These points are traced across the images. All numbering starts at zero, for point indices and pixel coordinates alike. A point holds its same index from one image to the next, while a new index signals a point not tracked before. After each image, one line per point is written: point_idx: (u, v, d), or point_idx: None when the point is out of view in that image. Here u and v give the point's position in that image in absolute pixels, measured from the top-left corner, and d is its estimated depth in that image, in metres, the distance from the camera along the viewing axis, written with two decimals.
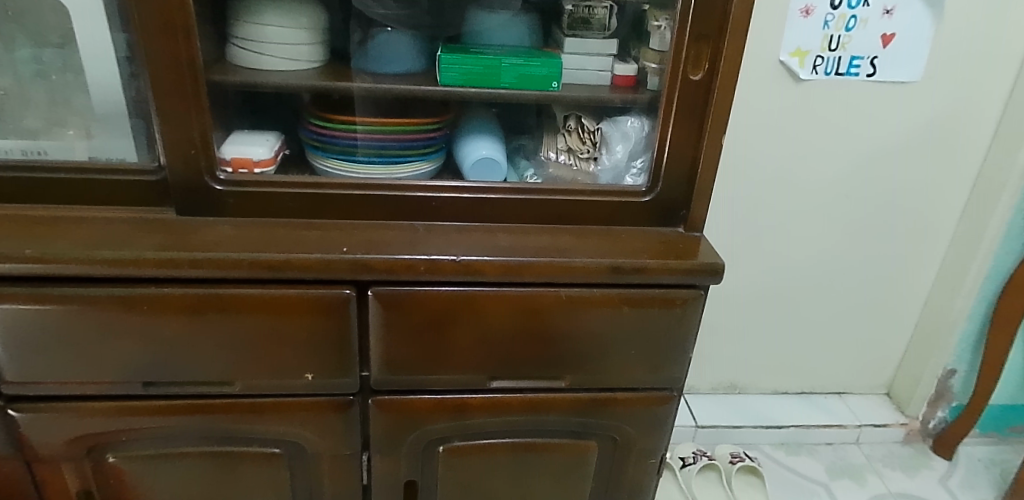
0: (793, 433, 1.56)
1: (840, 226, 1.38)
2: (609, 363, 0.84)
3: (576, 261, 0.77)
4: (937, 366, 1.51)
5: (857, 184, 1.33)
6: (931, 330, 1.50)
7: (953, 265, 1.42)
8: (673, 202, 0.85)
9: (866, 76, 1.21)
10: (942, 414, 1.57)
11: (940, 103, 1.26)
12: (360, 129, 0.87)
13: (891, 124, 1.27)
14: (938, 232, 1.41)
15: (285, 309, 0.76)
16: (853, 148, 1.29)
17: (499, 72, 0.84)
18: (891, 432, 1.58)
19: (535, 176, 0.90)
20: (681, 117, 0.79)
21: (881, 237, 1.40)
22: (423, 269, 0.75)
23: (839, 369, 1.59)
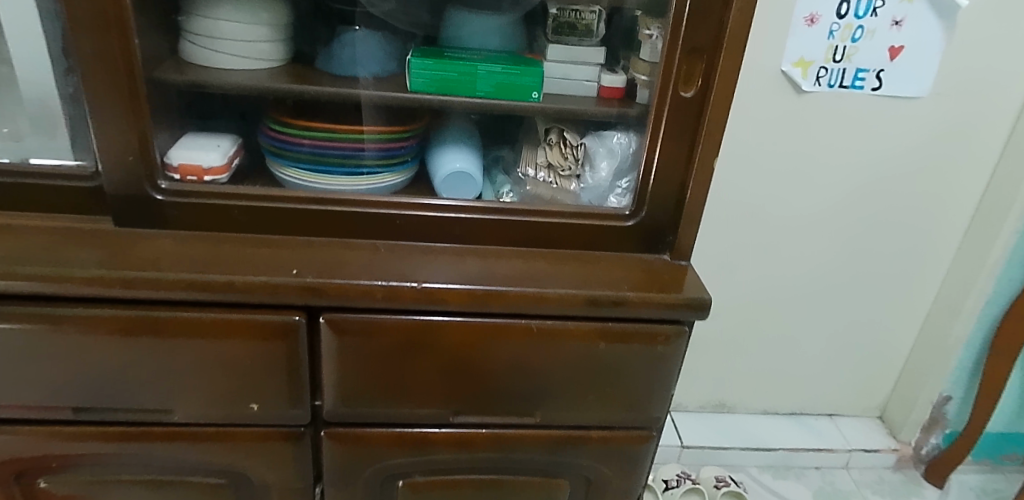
0: (781, 456, 1.50)
1: (838, 246, 1.32)
2: (584, 399, 0.78)
3: (549, 292, 0.71)
4: (931, 393, 1.45)
5: (857, 203, 1.27)
6: (927, 355, 1.44)
7: (953, 289, 1.36)
8: (658, 227, 0.78)
9: (871, 89, 1.15)
10: (935, 441, 1.51)
11: (947, 120, 1.19)
12: (368, 138, 0.81)
13: (895, 142, 1.21)
14: (939, 255, 1.35)
15: (228, 334, 0.69)
16: (853, 165, 1.23)
17: (474, 79, 0.77)
18: (881, 457, 1.52)
19: (511, 194, 0.83)
20: (670, 136, 0.73)
21: (880, 258, 1.34)
22: (381, 296, 0.69)
23: (830, 390, 1.53)
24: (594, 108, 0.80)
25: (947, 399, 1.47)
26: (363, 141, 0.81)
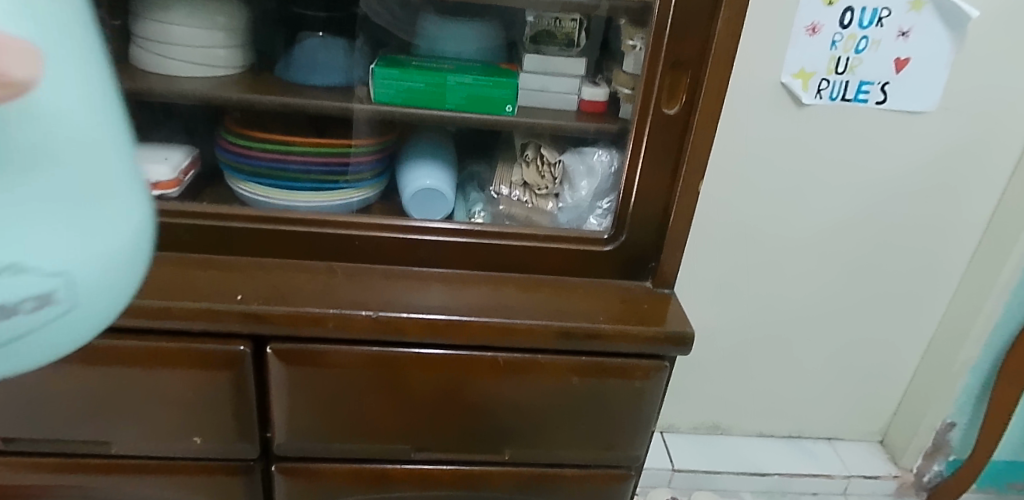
0: (776, 482, 1.44)
1: (838, 265, 1.26)
2: (556, 437, 0.72)
3: (517, 323, 0.65)
4: (934, 419, 1.39)
5: (859, 221, 1.21)
6: (931, 380, 1.38)
7: (959, 311, 1.30)
8: (640, 253, 0.72)
9: (875, 103, 1.09)
10: (938, 467, 1.44)
11: (955, 136, 1.13)
12: (354, 152, 0.77)
13: (899, 158, 1.15)
14: (944, 277, 1.29)
15: (167, 363, 0.64)
16: (856, 181, 1.17)
17: (444, 91, 0.72)
18: (882, 484, 1.46)
19: (483, 214, 0.78)
20: (652, 155, 0.67)
21: (881, 278, 1.28)
22: (333, 325, 0.63)
23: (828, 414, 1.47)
24: (572, 123, 0.75)
25: (952, 425, 1.40)
26: (349, 155, 0.77)
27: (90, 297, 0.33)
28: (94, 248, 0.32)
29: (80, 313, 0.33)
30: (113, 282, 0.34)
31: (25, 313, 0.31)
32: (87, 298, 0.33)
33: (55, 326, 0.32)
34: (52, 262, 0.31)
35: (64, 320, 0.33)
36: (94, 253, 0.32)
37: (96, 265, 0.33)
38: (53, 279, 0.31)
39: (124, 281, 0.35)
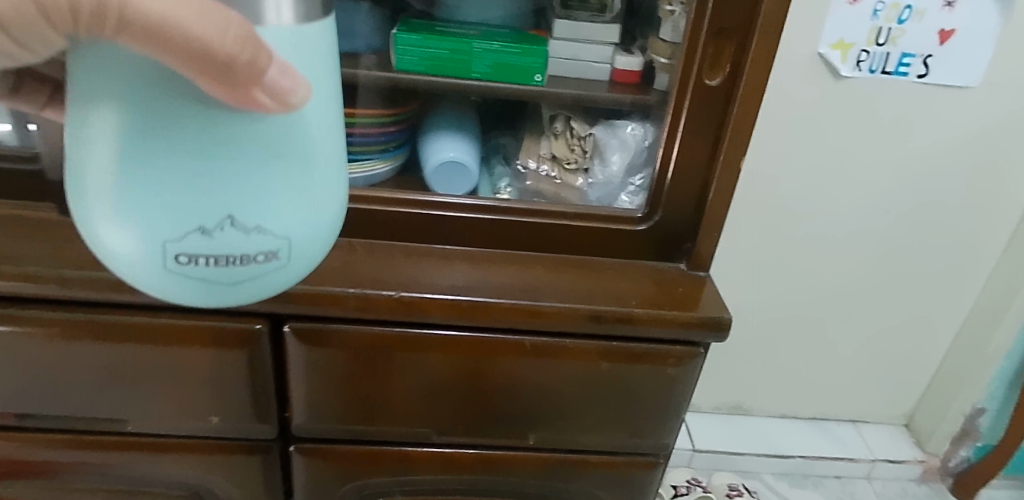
0: (798, 464, 1.42)
1: (871, 246, 1.22)
2: (584, 422, 0.69)
3: (546, 305, 0.62)
4: (964, 403, 1.36)
5: (894, 200, 1.16)
6: (962, 364, 1.34)
7: (995, 295, 1.26)
8: (674, 233, 0.69)
9: (916, 76, 1.03)
10: (964, 454, 1.41)
11: (999, 113, 1.08)
12: (359, 123, 0.71)
13: (940, 135, 1.10)
14: (980, 260, 1.24)
15: (181, 342, 0.61)
16: (893, 159, 1.12)
17: (470, 59, 0.67)
18: (905, 468, 1.43)
19: (509, 190, 0.75)
20: (691, 131, 0.63)
21: (914, 260, 1.24)
22: (353, 305, 0.60)
23: (854, 397, 1.44)
24: (604, 94, 0.70)
25: (981, 410, 1.37)
26: (355, 126, 0.71)
27: (300, 259, 0.40)
28: (308, 218, 0.39)
29: (294, 271, 0.40)
30: (316, 245, 0.40)
31: (255, 263, 0.38)
32: (299, 260, 0.40)
33: (273, 277, 0.39)
34: (281, 226, 0.38)
35: (285, 271, 0.40)
36: (309, 223, 0.39)
37: (310, 232, 0.39)
38: (278, 240, 0.38)
39: (323, 246, 0.41)
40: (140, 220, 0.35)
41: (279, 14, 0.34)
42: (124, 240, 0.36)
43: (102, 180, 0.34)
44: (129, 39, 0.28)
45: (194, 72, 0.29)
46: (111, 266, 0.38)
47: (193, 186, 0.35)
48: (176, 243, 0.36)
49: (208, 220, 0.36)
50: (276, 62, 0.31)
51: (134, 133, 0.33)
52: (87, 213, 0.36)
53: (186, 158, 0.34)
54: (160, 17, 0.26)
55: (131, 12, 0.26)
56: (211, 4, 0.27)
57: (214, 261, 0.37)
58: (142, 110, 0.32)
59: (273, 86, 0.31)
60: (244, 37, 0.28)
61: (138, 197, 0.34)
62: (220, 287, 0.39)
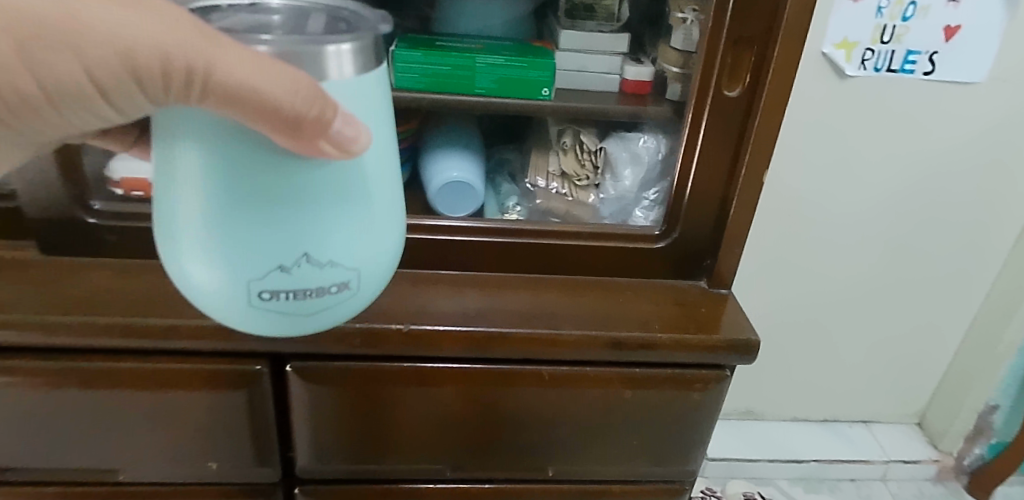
0: (812, 468, 1.39)
1: (880, 248, 1.18)
2: (605, 450, 0.66)
3: (564, 333, 0.58)
4: (977, 401, 1.34)
5: (903, 201, 1.13)
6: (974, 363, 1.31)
7: (1007, 293, 1.23)
8: (694, 250, 0.65)
9: (922, 74, 1.00)
10: (979, 451, 1.39)
11: (1005, 109, 1.05)
12: None
13: (949, 132, 1.07)
14: (992, 258, 1.21)
15: (175, 387, 0.57)
16: (901, 160, 1.09)
17: (473, 74, 0.64)
18: (922, 468, 1.41)
19: (519, 208, 0.71)
20: (710, 144, 0.60)
21: (924, 261, 1.20)
22: (359, 342, 0.57)
23: (866, 399, 1.40)
24: (614, 106, 0.67)
25: (993, 407, 1.35)
26: None
27: (372, 286, 0.42)
28: (378, 250, 0.40)
29: (366, 297, 0.42)
30: (384, 271, 0.42)
31: (331, 294, 0.40)
32: (368, 287, 0.41)
33: (347, 304, 0.41)
34: (352, 259, 0.39)
35: (355, 298, 0.41)
36: (377, 254, 0.40)
37: (377, 261, 0.41)
38: (350, 272, 0.39)
39: (389, 272, 0.43)
40: (223, 261, 0.37)
41: (338, 66, 0.33)
42: (208, 279, 0.38)
43: (191, 227, 0.36)
44: (212, 102, 0.30)
45: (265, 127, 0.31)
46: (197, 302, 0.40)
47: (272, 229, 0.36)
48: (259, 281, 0.38)
49: (287, 260, 0.37)
50: (340, 115, 0.32)
51: (220, 185, 0.34)
52: (174, 255, 0.38)
53: (266, 205, 0.35)
54: (238, 81, 0.29)
55: (213, 79, 0.29)
56: (282, 66, 0.29)
57: (294, 296, 0.39)
58: (227, 162, 0.34)
59: (338, 136, 0.32)
60: (311, 93, 0.30)
61: (225, 242, 0.36)
62: (298, 317, 0.41)
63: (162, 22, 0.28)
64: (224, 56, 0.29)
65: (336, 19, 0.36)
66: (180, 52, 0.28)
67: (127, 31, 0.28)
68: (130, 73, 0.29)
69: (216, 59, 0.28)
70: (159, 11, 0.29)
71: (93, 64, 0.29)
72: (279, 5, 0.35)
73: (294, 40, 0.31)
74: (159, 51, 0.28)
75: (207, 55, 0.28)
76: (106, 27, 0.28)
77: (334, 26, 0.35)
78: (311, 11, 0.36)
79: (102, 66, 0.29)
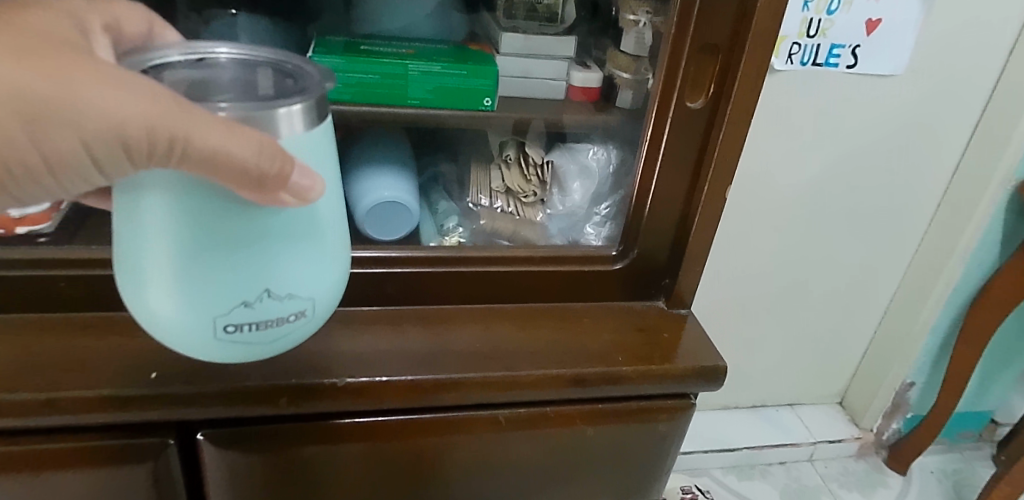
0: (742, 455, 1.34)
1: (796, 238, 1.09)
2: (561, 488, 0.60)
3: (522, 375, 0.52)
4: (895, 380, 1.29)
5: (820, 191, 1.05)
6: (887, 346, 1.27)
7: (916, 280, 1.19)
8: (651, 270, 0.61)
9: (845, 68, 0.92)
10: (896, 426, 1.37)
11: (922, 96, 0.98)
12: None
13: (869, 115, 0.98)
14: (907, 236, 1.15)
15: (52, 473, 0.46)
16: (820, 150, 1.00)
17: (406, 83, 0.57)
18: (845, 446, 1.38)
19: (460, 230, 0.65)
20: (671, 160, 0.56)
21: (839, 250, 1.13)
22: (286, 402, 0.48)
23: (786, 382, 1.33)
24: (582, 118, 0.63)
25: (909, 385, 1.32)
26: None
27: (326, 310, 0.40)
28: (334, 279, 0.39)
29: (321, 322, 0.40)
30: (338, 294, 0.41)
31: (291, 324, 0.38)
32: (324, 312, 0.40)
33: (305, 330, 0.40)
34: (312, 288, 0.38)
35: (312, 325, 0.40)
36: (334, 279, 0.39)
37: (334, 286, 0.39)
38: (309, 301, 0.38)
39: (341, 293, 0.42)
40: (185, 296, 0.35)
41: (290, 125, 0.33)
42: (169, 316, 0.35)
43: (153, 261, 0.34)
44: (188, 167, 0.29)
45: (230, 183, 0.30)
46: (157, 335, 0.37)
47: (236, 262, 0.34)
48: (223, 315, 0.36)
49: (251, 294, 0.36)
50: (297, 166, 0.32)
51: (186, 220, 0.32)
52: (133, 285, 0.35)
53: (230, 241, 0.33)
54: (212, 149, 0.28)
55: (191, 149, 0.28)
56: (245, 129, 0.29)
57: (258, 327, 0.37)
58: (195, 195, 0.32)
59: (297, 187, 0.32)
60: (270, 150, 0.30)
61: (190, 276, 0.34)
62: (258, 349, 0.39)
63: (145, 95, 0.27)
64: (199, 125, 0.28)
65: (281, 73, 0.36)
66: (161, 121, 0.27)
67: (112, 102, 0.27)
68: (122, 147, 0.28)
69: (192, 129, 0.28)
70: (145, 87, 0.28)
71: (92, 138, 0.27)
72: (227, 58, 0.35)
73: (247, 104, 0.31)
74: (146, 124, 0.27)
75: (185, 125, 0.28)
76: (95, 99, 0.27)
77: (282, 83, 0.35)
78: (259, 65, 0.36)
79: (98, 139, 0.28)
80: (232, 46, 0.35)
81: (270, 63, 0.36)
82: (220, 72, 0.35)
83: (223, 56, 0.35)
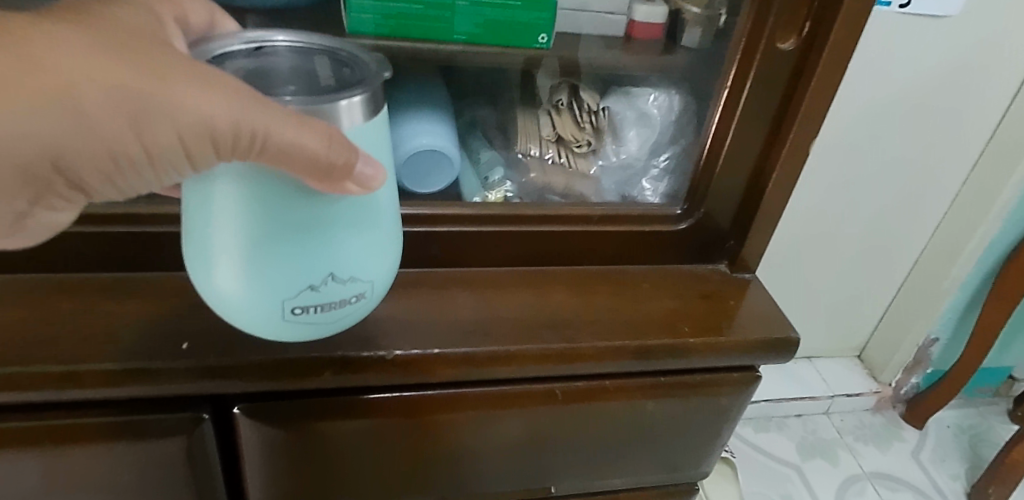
0: (755, 409, 1.21)
1: (820, 183, 0.97)
2: (615, 463, 0.57)
3: (583, 347, 0.48)
4: (918, 336, 1.16)
5: (851, 133, 0.92)
6: (910, 302, 1.14)
7: (948, 235, 1.06)
8: (716, 232, 0.56)
9: (899, 6, 0.80)
10: (915, 381, 1.23)
11: (974, 28, 0.85)
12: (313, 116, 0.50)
13: (916, 51, 0.86)
14: (942, 184, 1.02)
15: (69, 448, 0.42)
16: (855, 90, 0.88)
17: (452, 17, 0.49)
18: (861, 400, 1.24)
19: (508, 184, 0.59)
20: (750, 112, 0.50)
21: (864, 197, 1.00)
22: (330, 375, 0.44)
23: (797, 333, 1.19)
24: (600, 51, 0.56)
25: (934, 340, 1.18)
26: None
27: (379, 292, 0.41)
28: (392, 263, 0.40)
29: (375, 302, 0.41)
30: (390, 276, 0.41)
31: (352, 305, 0.39)
32: (379, 292, 0.41)
33: (359, 312, 0.41)
34: (371, 271, 0.38)
35: (366, 305, 0.41)
36: (388, 262, 0.40)
37: (388, 269, 0.40)
38: (366, 284, 0.39)
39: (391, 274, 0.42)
40: (255, 281, 0.35)
41: (351, 117, 0.32)
42: (239, 299, 0.36)
43: (227, 247, 0.34)
44: (263, 159, 0.29)
45: (300, 174, 0.30)
46: (224, 312, 0.37)
47: (304, 250, 0.35)
48: (290, 298, 0.37)
49: (317, 278, 0.36)
50: (362, 155, 0.31)
51: (257, 209, 0.32)
52: (202, 267, 0.35)
53: (299, 230, 0.34)
54: (288, 145, 0.28)
55: (269, 143, 0.28)
56: (311, 121, 0.28)
57: (322, 308, 0.38)
58: (266, 186, 0.32)
59: (361, 177, 0.32)
60: (337, 142, 0.29)
61: (259, 263, 0.34)
62: (317, 327, 0.40)
63: (228, 91, 0.27)
64: (275, 120, 0.27)
65: (339, 61, 0.34)
66: (244, 116, 0.27)
67: (208, 99, 0.27)
68: (211, 140, 0.28)
69: (271, 125, 0.27)
70: (228, 82, 0.27)
71: (186, 130, 0.27)
72: (284, 46, 0.34)
73: (308, 97, 0.31)
74: (231, 119, 0.27)
75: (265, 121, 0.27)
76: (188, 95, 0.26)
77: (340, 73, 0.34)
78: (315, 52, 0.35)
79: (191, 132, 0.27)
80: (289, 33, 0.34)
81: (326, 51, 0.35)
82: (276, 61, 0.34)
83: (280, 45, 0.34)
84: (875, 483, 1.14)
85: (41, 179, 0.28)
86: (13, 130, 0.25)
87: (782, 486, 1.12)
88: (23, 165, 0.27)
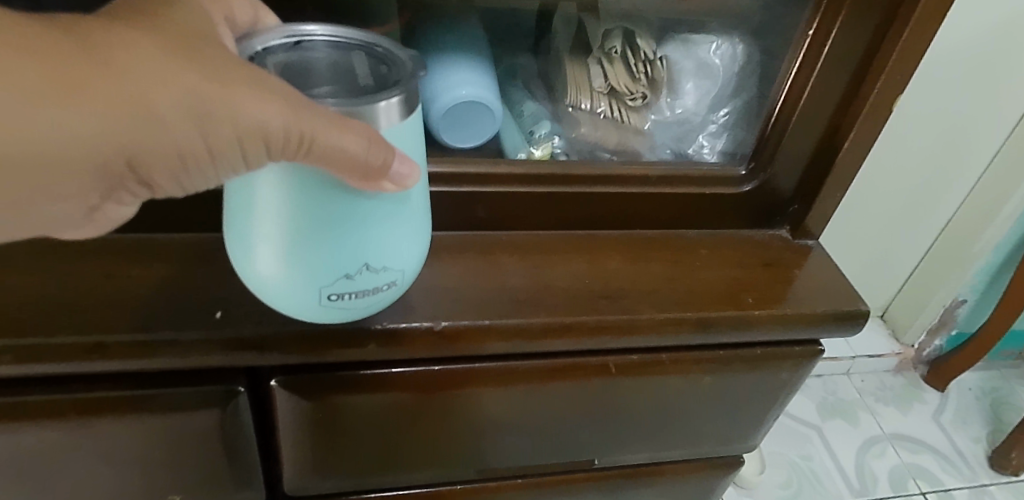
0: None
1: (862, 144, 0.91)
2: (662, 437, 0.55)
3: (642, 318, 0.44)
4: (946, 296, 1.11)
5: None
6: (938, 265, 1.08)
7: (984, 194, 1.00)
8: (779, 195, 0.52)
9: None
10: (938, 343, 1.19)
11: None
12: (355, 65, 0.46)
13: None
14: (983, 140, 0.94)
15: (93, 419, 0.39)
16: None
17: None
18: (882, 362, 1.19)
19: (554, 139, 0.54)
20: (833, 66, 0.45)
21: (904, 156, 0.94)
22: (373, 346, 0.40)
23: None
24: None
25: (961, 301, 1.14)
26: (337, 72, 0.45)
27: (411, 277, 0.38)
28: (425, 248, 0.37)
29: (405, 288, 0.38)
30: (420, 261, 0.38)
31: (384, 292, 0.36)
32: (410, 278, 0.38)
33: (390, 298, 0.38)
34: (405, 258, 0.36)
35: (397, 292, 0.38)
36: (421, 248, 0.37)
37: (420, 256, 0.37)
38: (398, 272, 0.36)
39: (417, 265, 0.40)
40: (289, 270, 0.33)
41: (388, 118, 0.30)
42: (273, 285, 0.33)
43: (263, 232, 0.31)
44: (309, 162, 0.27)
45: (341, 172, 0.28)
46: (262, 297, 0.35)
47: (340, 239, 0.32)
48: (325, 285, 0.34)
49: (352, 268, 0.34)
50: (398, 154, 0.29)
51: (294, 196, 0.30)
52: (239, 248, 0.33)
53: (336, 218, 0.31)
54: (337, 149, 0.26)
55: (318, 148, 0.26)
56: (358, 125, 0.27)
57: (357, 296, 0.35)
58: (305, 172, 0.29)
59: (397, 175, 0.30)
60: (379, 143, 0.28)
61: (295, 251, 0.32)
62: (352, 311, 0.37)
63: (284, 96, 0.26)
64: (326, 125, 0.26)
65: (374, 60, 0.32)
66: (297, 121, 0.25)
67: (264, 103, 0.25)
68: (265, 143, 0.26)
69: (320, 129, 0.26)
70: (281, 87, 0.26)
71: (244, 133, 0.25)
72: (321, 42, 0.31)
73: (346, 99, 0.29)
74: (287, 124, 0.25)
75: (319, 127, 0.26)
76: (246, 100, 0.25)
77: (378, 73, 0.31)
78: (350, 50, 0.32)
79: (248, 136, 0.25)
80: (324, 26, 0.32)
81: (363, 48, 0.32)
82: (314, 57, 0.31)
83: (318, 40, 0.31)
84: (896, 444, 1.10)
85: (106, 179, 0.26)
86: (77, 129, 0.23)
87: (803, 447, 1.08)
88: (93, 162, 0.24)
